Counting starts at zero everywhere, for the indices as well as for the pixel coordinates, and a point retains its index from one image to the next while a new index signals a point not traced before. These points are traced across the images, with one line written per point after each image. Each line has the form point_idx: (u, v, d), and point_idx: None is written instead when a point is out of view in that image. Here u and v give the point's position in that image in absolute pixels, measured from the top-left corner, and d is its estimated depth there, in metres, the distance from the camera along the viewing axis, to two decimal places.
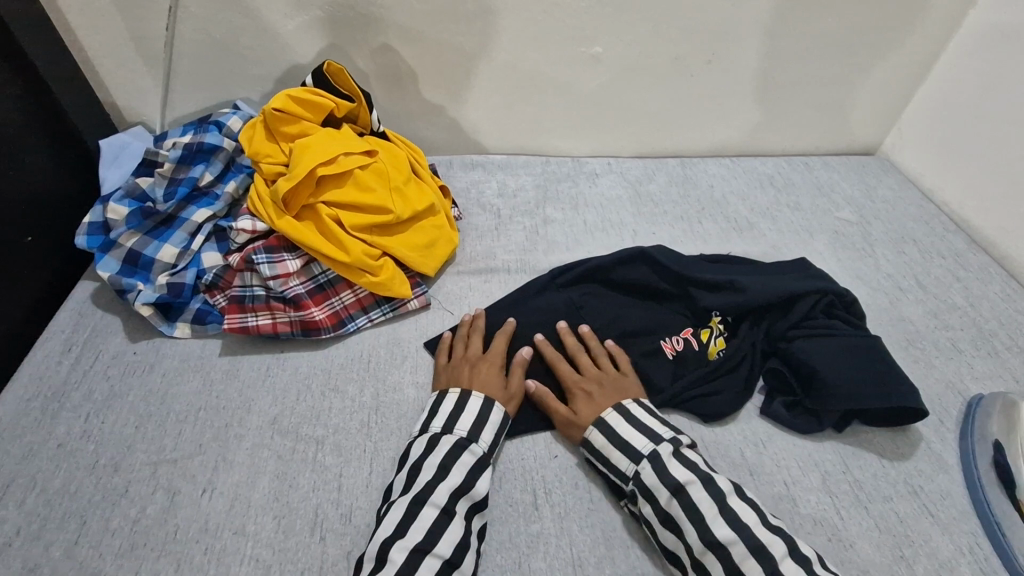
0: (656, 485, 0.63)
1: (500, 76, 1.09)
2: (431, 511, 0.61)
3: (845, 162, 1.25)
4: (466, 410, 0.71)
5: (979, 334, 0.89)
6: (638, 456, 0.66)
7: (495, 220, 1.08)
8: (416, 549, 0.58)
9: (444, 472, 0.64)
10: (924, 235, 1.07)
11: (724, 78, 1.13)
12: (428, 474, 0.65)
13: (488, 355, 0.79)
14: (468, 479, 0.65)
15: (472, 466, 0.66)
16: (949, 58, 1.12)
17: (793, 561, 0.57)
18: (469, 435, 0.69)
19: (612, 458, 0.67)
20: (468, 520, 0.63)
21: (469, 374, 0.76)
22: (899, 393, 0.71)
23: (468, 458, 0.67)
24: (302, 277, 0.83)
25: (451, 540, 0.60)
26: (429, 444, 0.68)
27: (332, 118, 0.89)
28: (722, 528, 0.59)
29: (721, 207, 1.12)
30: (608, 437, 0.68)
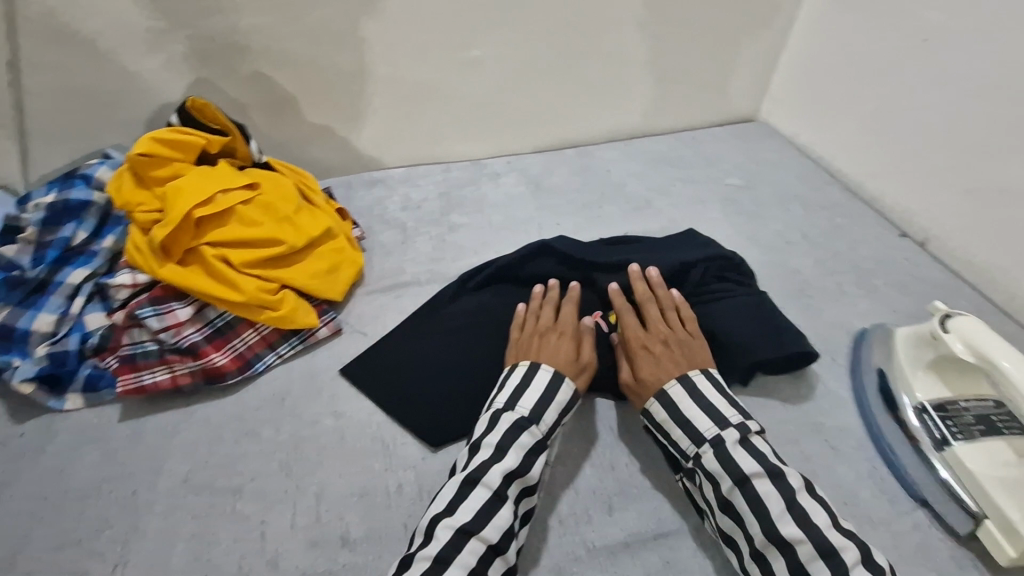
0: (720, 471, 0.63)
1: (385, 91, 1.09)
2: (484, 491, 0.62)
3: (728, 131, 1.32)
4: (532, 387, 0.70)
5: (859, 274, 0.96)
6: (700, 440, 0.65)
7: (401, 234, 1.07)
8: (461, 530, 0.59)
9: (500, 453, 0.64)
10: (806, 190, 1.15)
11: (608, 65, 1.17)
12: (486, 453, 0.65)
13: (559, 324, 0.78)
14: (525, 463, 0.64)
15: (530, 449, 0.65)
16: (801, 25, 1.21)
17: (867, 568, 0.56)
18: (531, 416, 0.67)
19: (672, 434, 0.67)
20: (515, 505, 0.63)
21: (538, 347, 0.75)
22: (790, 340, 0.77)
23: (527, 439, 0.66)
24: (197, 324, 0.80)
25: (498, 527, 0.60)
26: (490, 424, 0.67)
27: (206, 155, 0.86)
28: (790, 526, 0.58)
29: (620, 189, 1.16)
30: (670, 414, 0.68)
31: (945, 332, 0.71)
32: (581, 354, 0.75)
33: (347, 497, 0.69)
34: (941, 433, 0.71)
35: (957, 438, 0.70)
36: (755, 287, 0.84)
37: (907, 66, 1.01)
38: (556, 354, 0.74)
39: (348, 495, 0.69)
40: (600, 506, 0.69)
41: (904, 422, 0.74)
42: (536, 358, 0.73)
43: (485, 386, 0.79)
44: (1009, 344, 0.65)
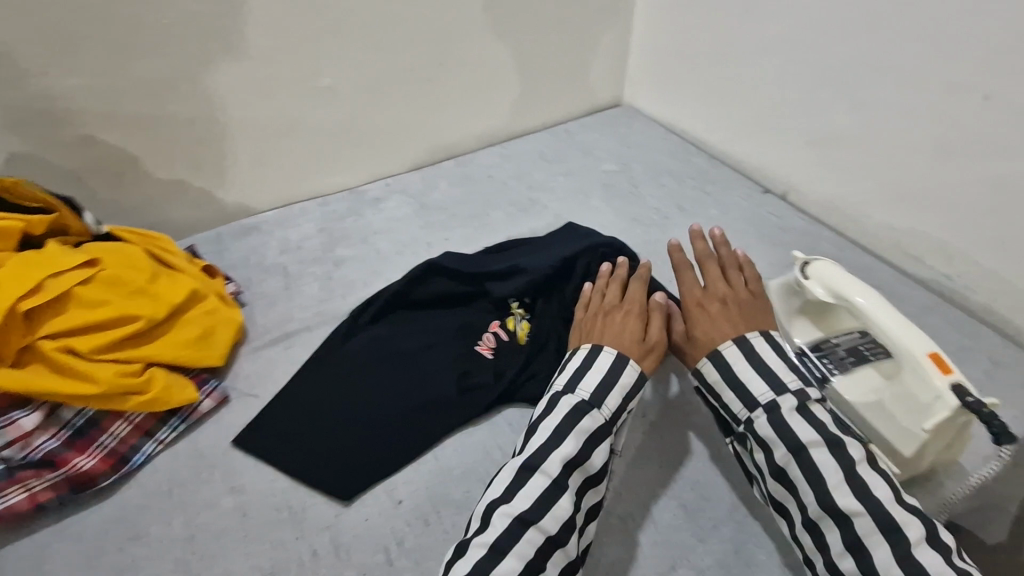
0: (774, 439, 0.62)
1: (237, 135, 1.05)
2: (542, 479, 0.60)
3: (598, 119, 1.36)
4: (592, 370, 0.68)
5: (735, 235, 1.02)
6: (753, 404, 0.64)
7: (283, 280, 1.00)
8: (518, 519, 0.58)
9: (557, 440, 0.62)
10: (676, 163, 1.20)
11: (464, 74, 1.18)
12: (543, 437, 0.63)
13: (625, 302, 0.76)
14: (585, 449, 0.63)
15: (592, 433, 0.63)
16: (640, 9, 1.27)
17: (932, 547, 0.54)
18: (592, 400, 0.65)
19: (724, 395, 0.67)
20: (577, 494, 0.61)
21: (602, 329, 0.73)
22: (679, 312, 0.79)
23: (589, 423, 0.64)
24: (50, 429, 0.70)
25: (557, 518, 0.59)
26: (551, 407, 0.66)
27: (30, 238, 0.76)
28: (848, 499, 0.57)
29: (503, 193, 1.16)
30: (721, 373, 0.67)
31: (805, 279, 0.76)
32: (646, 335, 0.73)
33: None
34: (822, 371, 0.73)
35: (837, 374, 0.72)
36: (639, 266, 0.86)
37: (733, 35, 1.08)
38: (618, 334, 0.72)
39: None
40: None
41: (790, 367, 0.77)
42: (601, 340, 0.71)
43: (396, 421, 0.75)
44: (858, 279, 0.73)
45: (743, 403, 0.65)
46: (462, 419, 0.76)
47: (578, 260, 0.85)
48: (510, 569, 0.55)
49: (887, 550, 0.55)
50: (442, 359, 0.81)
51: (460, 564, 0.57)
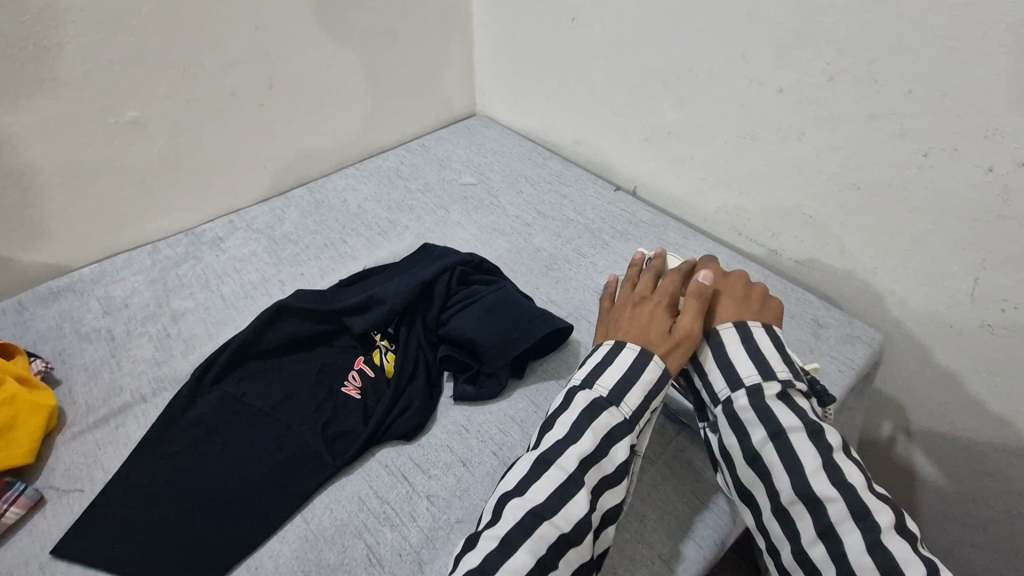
0: (754, 422, 0.62)
1: (23, 184, 0.89)
2: (558, 473, 0.59)
3: (452, 130, 1.35)
4: (612, 365, 0.66)
5: (593, 234, 1.06)
6: (737, 383, 0.65)
7: (108, 345, 0.87)
8: (532, 513, 0.56)
9: (576, 435, 0.61)
10: (532, 168, 1.22)
11: (297, 96, 1.11)
12: (560, 431, 0.62)
13: (655, 291, 0.73)
14: (602, 448, 0.61)
15: (613, 429, 0.62)
16: (477, 19, 1.27)
17: (900, 534, 0.56)
18: (611, 397, 0.64)
19: (710, 374, 0.68)
20: (598, 492, 0.59)
21: (633, 320, 0.70)
22: (540, 321, 0.79)
23: (608, 418, 0.62)
24: None
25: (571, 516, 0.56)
26: (569, 400, 0.65)
27: None
28: (824, 484, 0.58)
29: (360, 217, 1.11)
30: (712, 352, 0.68)
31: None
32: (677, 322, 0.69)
33: None
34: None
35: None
36: (500, 279, 0.86)
37: (565, 41, 1.12)
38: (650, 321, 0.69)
39: None
40: (410, 564, 0.63)
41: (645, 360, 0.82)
42: (628, 334, 0.68)
43: (256, 487, 0.69)
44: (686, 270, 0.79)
45: (728, 384, 0.66)
46: (330, 469, 0.71)
47: (437, 283, 0.83)
48: (520, 566, 0.53)
49: (858, 537, 0.56)
50: (303, 408, 0.76)
51: (471, 558, 0.55)
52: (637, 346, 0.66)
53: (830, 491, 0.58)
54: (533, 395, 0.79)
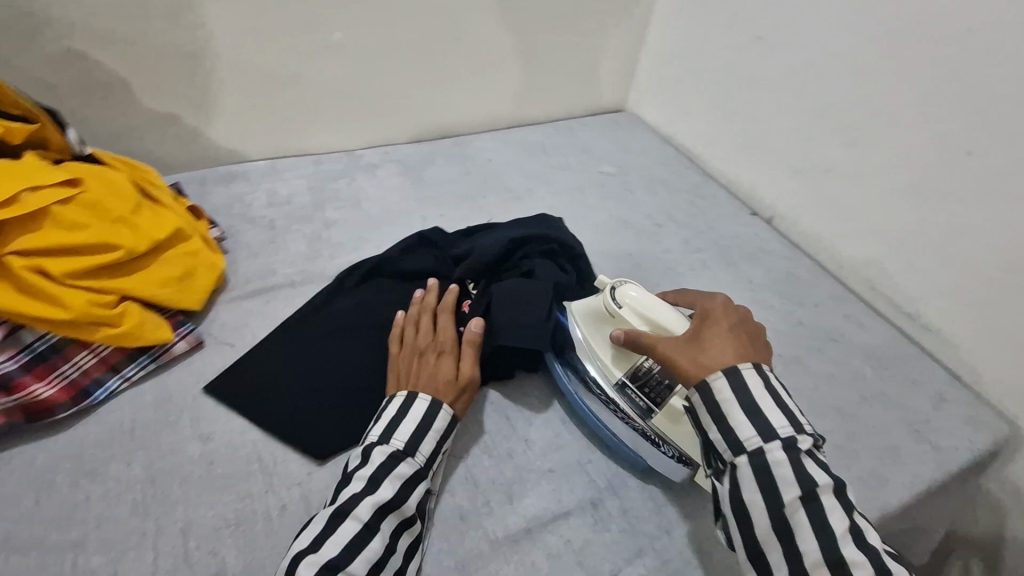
0: (788, 479, 0.55)
1: (228, 73, 0.97)
2: (352, 525, 0.58)
3: (599, 120, 1.38)
4: (408, 418, 0.66)
5: (720, 250, 1.06)
6: (771, 434, 0.57)
7: (269, 232, 0.97)
8: (329, 564, 0.55)
9: (373, 485, 0.61)
10: (670, 174, 1.24)
11: (475, 53, 1.17)
12: (357, 485, 0.61)
13: (438, 342, 0.74)
14: (400, 495, 0.61)
15: (407, 480, 0.62)
16: (655, 19, 1.30)
17: None
18: (406, 448, 0.64)
19: (733, 419, 0.58)
20: (397, 534, 0.60)
21: (416, 373, 0.71)
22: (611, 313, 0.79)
23: (405, 469, 0.63)
24: (9, 351, 0.65)
25: (370, 559, 0.57)
26: (365, 455, 0.64)
27: (4, 146, 0.70)
28: (853, 550, 0.52)
29: (500, 177, 1.16)
30: (736, 395, 0.59)
31: (616, 302, 0.73)
32: (460, 369, 0.72)
33: (220, 530, 0.61)
34: (646, 403, 0.71)
35: (662, 403, 0.71)
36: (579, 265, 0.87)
37: (742, 59, 1.12)
38: (442, 367, 0.72)
39: (221, 528, 0.61)
40: (499, 497, 0.68)
41: None
42: (423, 384, 0.70)
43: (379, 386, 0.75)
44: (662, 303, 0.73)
45: (759, 433, 0.57)
46: None
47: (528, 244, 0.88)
48: None
49: None
50: None
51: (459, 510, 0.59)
52: (432, 395, 0.68)
53: (855, 553, 0.52)
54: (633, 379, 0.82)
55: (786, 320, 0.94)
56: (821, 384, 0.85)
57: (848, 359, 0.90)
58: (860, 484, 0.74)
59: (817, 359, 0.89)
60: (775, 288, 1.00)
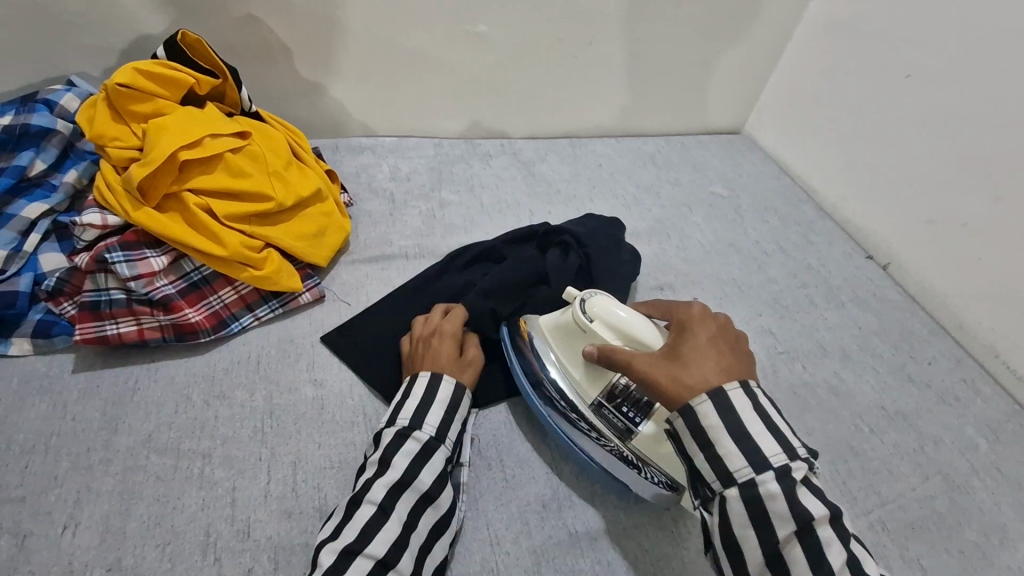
0: (786, 515, 0.49)
1: (374, 51, 1.01)
2: (367, 510, 0.57)
3: (715, 140, 1.36)
4: (410, 396, 0.66)
5: (830, 289, 1.02)
6: (763, 465, 0.51)
7: (388, 205, 1.02)
8: (348, 552, 0.54)
9: (382, 467, 0.60)
10: (783, 204, 1.20)
11: (610, 57, 1.16)
12: (369, 470, 0.61)
13: (441, 326, 0.76)
14: (410, 472, 0.60)
15: (415, 456, 0.62)
16: (793, 44, 1.25)
17: None
18: (411, 423, 0.64)
19: (722, 446, 0.52)
20: (416, 512, 0.59)
21: (421, 353, 0.72)
22: None
23: (413, 445, 0.62)
24: (170, 276, 0.74)
25: (387, 539, 0.56)
26: (377, 439, 0.64)
27: (193, 95, 0.79)
28: None
29: (610, 183, 1.17)
30: (723, 420, 0.52)
31: (585, 314, 0.68)
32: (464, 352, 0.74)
33: (326, 469, 0.66)
34: (624, 423, 0.67)
35: (639, 423, 0.67)
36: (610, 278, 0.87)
37: (887, 97, 1.06)
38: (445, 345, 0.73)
39: (327, 467, 0.66)
40: (582, 493, 0.70)
41: (846, 432, 0.80)
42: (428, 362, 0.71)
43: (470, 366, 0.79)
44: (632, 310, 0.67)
45: (751, 465, 0.51)
46: None
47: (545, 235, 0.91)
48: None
49: None
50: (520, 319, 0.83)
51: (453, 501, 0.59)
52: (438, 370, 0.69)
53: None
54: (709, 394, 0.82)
55: (894, 372, 0.89)
56: (925, 445, 0.80)
57: (961, 426, 0.84)
58: (958, 558, 0.70)
59: (924, 419, 0.84)
60: (885, 337, 0.95)
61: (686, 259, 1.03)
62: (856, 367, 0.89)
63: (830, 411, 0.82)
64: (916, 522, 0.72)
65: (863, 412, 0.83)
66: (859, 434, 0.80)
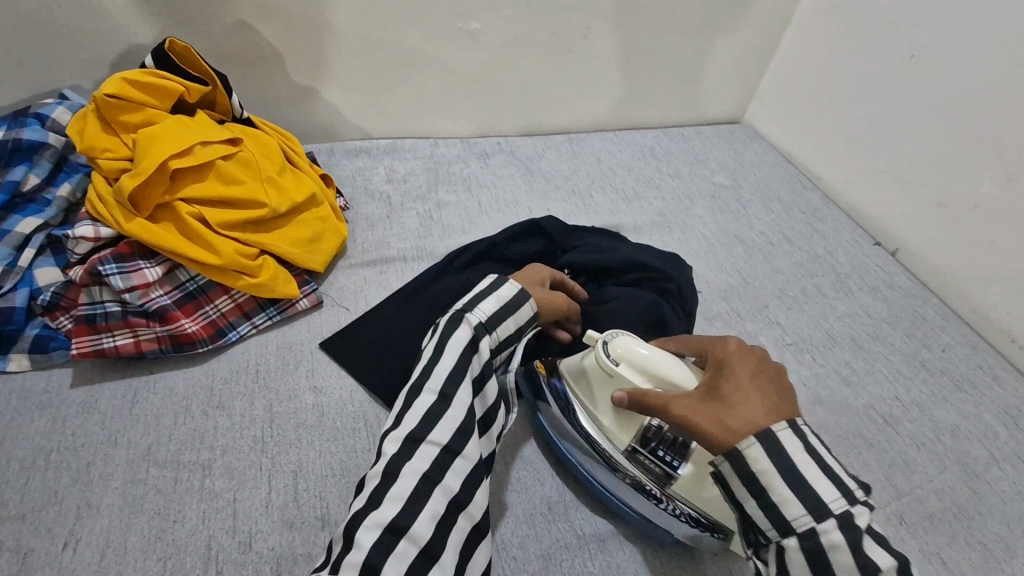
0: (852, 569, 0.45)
1: (367, 53, 1.00)
2: (428, 397, 0.56)
3: (715, 130, 1.34)
4: (469, 294, 0.65)
5: (838, 278, 1.00)
6: (822, 511, 0.46)
7: (386, 208, 1.01)
8: None
9: (436, 352, 0.58)
10: (787, 192, 1.18)
11: (607, 49, 1.14)
12: (426, 356, 0.59)
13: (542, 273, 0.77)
14: (461, 359, 0.58)
15: (467, 341, 0.60)
16: (794, 29, 1.22)
17: None
18: (466, 308, 0.62)
19: (776, 495, 0.47)
20: (472, 394, 0.58)
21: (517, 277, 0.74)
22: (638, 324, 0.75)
23: (464, 330, 0.60)
24: (165, 286, 0.73)
25: (451, 426, 0.55)
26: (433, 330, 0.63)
27: (183, 103, 0.78)
28: None
29: (610, 177, 1.15)
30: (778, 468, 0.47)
31: (608, 357, 0.60)
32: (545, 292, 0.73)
33: (328, 478, 0.65)
34: (662, 468, 0.60)
35: (678, 466, 0.60)
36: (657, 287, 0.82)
37: (892, 79, 1.04)
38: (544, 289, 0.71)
39: (328, 475, 0.65)
40: (589, 494, 0.69)
41: (860, 425, 0.78)
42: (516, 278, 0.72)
43: None
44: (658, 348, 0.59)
45: (810, 511, 0.47)
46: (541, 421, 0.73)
47: (646, 264, 0.83)
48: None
49: None
50: None
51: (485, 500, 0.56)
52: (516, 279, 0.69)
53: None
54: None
55: (908, 361, 0.87)
56: (942, 435, 0.78)
57: (978, 414, 0.82)
58: (981, 551, 0.67)
59: (940, 407, 0.81)
60: (897, 325, 0.93)
61: (690, 252, 1.01)
62: (868, 356, 0.87)
63: (843, 403, 0.80)
64: (936, 514, 0.70)
65: (877, 403, 0.81)
66: (873, 426, 0.78)
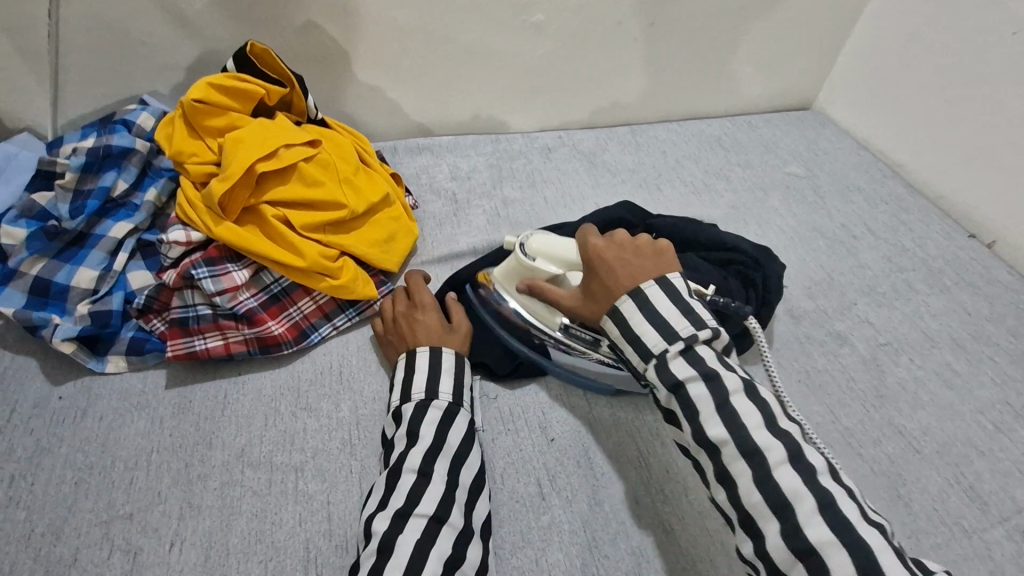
0: None
1: (432, 48, 0.99)
2: (408, 477, 0.58)
3: (785, 117, 1.27)
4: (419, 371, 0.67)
5: (931, 273, 0.94)
6: (648, 354, 0.54)
7: (452, 205, 1.00)
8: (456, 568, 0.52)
9: (414, 437, 0.61)
10: (866, 182, 1.11)
11: (673, 36, 1.10)
12: (400, 444, 0.61)
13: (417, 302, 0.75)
14: (439, 435, 0.61)
15: (441, 420, 0.63)
16: (873, 7, 1.15)
17: None
18: (427, 393, 0.65)
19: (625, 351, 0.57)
20: (453, 468, 0.60)
21: (407, 329, 0.72)
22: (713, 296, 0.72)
23: (436, 412, 0.63)
24: (252, 289, 0.74)
25: (435, 497, 0.56)
26: (395, 418, 0.64)
27: (263, 106, 0.79)
28: None
29: (678, 171, 1.11)
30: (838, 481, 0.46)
31: (528, 258, 0.73)
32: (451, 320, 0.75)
33: None
34: (590, 335, 0.72)
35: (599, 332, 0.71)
36: (740, 271, 0.77)
37: (989, 58, 0.97)
38: (456, 333, 0.73)
39: None
40: (676, 490, 0.67)
41: (965, 430, 0.73)
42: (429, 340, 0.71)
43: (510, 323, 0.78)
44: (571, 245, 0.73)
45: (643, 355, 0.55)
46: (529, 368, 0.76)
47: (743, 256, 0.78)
48: None
49: None
50: None
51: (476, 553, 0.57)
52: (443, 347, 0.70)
53: (722, 433, 0.50)
54: (807, 386, 0.76)
55: (1016, 362, 0.81)
56: None
57: None
58: None
59: None
60: (1001, 323, 0.87)
61: (768, 247, 0.97)
62: (972, 358, 0.81)
63: (947, 407, 0.75)
64: None
65: (985, 408, 0.75)
66: (983, 433, 0.73)
